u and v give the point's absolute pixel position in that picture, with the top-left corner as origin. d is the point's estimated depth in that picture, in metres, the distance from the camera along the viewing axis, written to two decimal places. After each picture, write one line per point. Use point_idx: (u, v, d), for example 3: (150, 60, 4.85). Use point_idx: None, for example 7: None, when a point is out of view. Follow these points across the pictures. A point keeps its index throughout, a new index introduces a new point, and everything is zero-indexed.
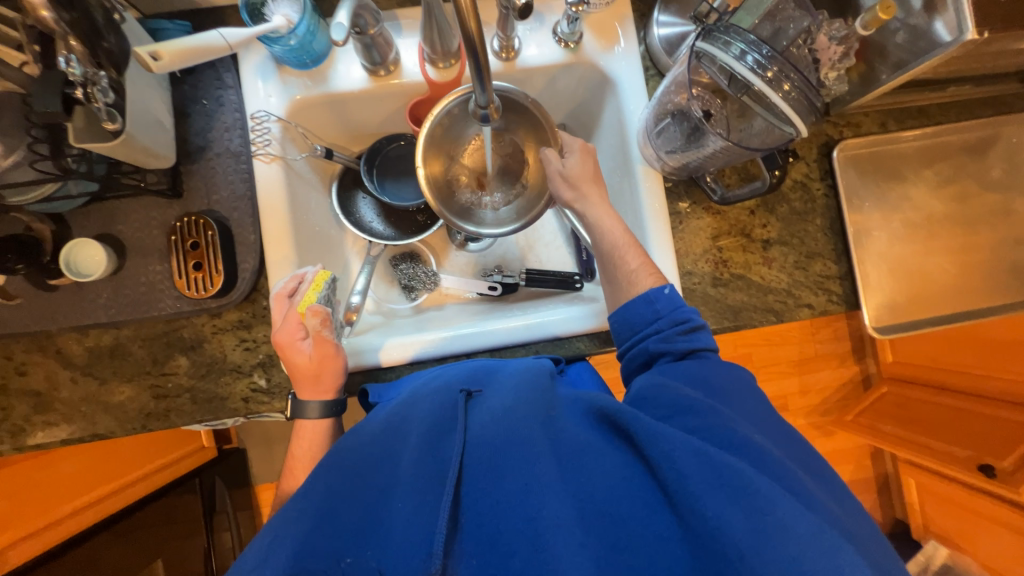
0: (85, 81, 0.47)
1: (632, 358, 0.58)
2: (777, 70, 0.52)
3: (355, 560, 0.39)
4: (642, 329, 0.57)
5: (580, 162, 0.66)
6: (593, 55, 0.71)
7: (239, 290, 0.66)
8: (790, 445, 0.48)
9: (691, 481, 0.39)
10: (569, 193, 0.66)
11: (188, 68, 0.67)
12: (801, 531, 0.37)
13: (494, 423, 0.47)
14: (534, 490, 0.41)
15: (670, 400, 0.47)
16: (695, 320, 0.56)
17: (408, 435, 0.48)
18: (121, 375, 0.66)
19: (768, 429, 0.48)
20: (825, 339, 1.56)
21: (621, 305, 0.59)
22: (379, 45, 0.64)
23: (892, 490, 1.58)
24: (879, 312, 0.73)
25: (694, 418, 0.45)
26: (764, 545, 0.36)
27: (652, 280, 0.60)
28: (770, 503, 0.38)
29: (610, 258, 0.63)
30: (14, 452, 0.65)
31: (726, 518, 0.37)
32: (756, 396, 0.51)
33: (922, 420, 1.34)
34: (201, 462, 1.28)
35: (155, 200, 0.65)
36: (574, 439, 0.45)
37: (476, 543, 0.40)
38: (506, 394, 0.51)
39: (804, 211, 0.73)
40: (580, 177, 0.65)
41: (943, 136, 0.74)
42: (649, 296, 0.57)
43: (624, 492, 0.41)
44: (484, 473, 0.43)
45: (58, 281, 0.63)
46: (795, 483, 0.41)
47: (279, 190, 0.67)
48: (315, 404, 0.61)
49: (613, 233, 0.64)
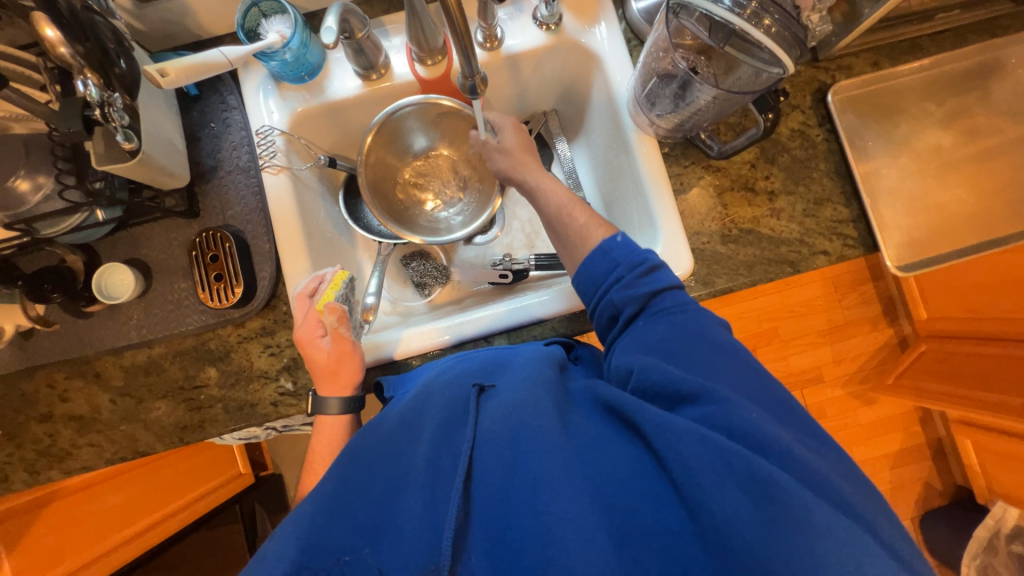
0: (101, 102, 0.50)
1: (599, 317, 0.56)
2: (757, 6, 0.52)
3: (353, 558, 0.39)
4: (604, 281, 0.54)
5: (513, 136, 0.69)
6: (574, 34, 0.73)
7: (259, 298, 0.68)
8: (791, 411, 0.44)
9: (698, 473, 0.37)
10: (506, 163, 0.68)
11: (195, 96, 0.71)
12: (817, 519, 0.35)
13: (504, 417, 0.45)
14: (542, 484, 0.39)
15: (667, 385, 0.44)
16: (651, 259, 0.54)
17: (421, 432, 0.47)
18: (156, 392, 0.69)
19: (764, 400, 0.44)
20: (853, 304, 1.51)
21: (580, 264, 0.57)
22: (368, 48, 0.67)
23: (949, 454, 1.50)
24: (899, 251, 0.70)
25: (696, 407, 0.42)
26: (776, 539, 0.34)
27: (604, 232, 0.59)
28: (786, 492, 0.35)
29: (558, 219, 0.63)
30: (63, 477, 0.68)
31: (734, 511, 0.35)
32: (731, 341, 0.49)
33: (968, 374, 1.27)
34: (240, 488, 1.31)
35: (175, 221, 0.69)
36: (584, 433, 0.43)
37: (484, 539, 0.39)
38: (517, 386, 0.49)
39: (806, 158, 0.72)
40: (515, 148, 0.69)
41: (942, 66, 0.72)
42: (604, 246, 0.55)
43: (634, 485, 0.39)
44: (493, 468, 0.42)
45: (93, 307, 0.67)
46: (801, 466, 0.38)
47: (288, 200, 0.70)
48: (335, 400, 0.62)
49: (549, 202, 0.64)
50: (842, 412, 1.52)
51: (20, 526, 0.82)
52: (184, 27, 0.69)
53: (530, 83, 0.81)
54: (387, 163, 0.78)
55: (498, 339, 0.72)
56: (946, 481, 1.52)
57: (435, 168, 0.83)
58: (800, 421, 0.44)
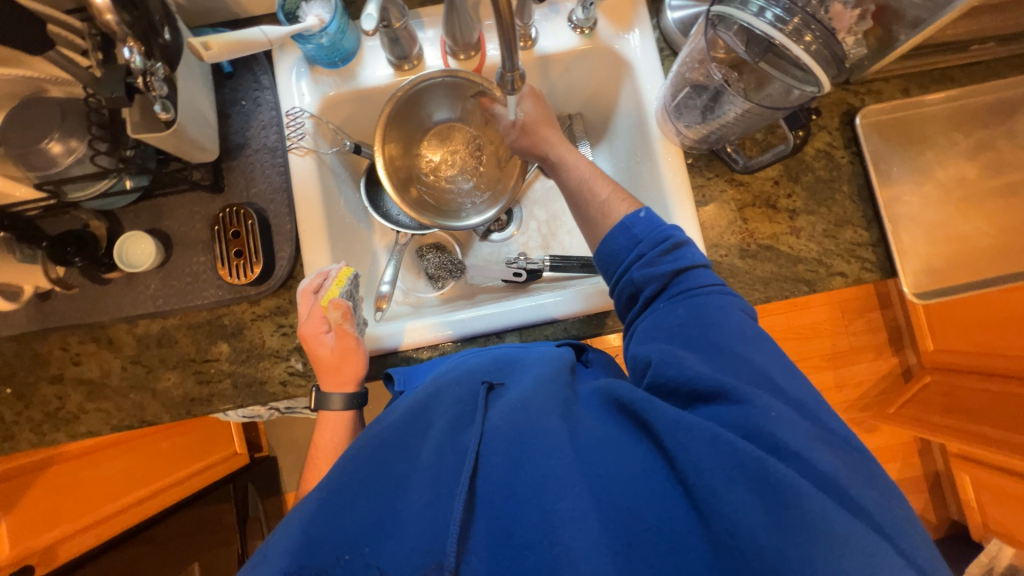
0: (144, 71, 0.51)
1: (619, 295, 0.56)
2: (799, 22, 0.52)
3: (353, 557, 0.38)
4: (624, 258, 0.55)
5: (534, 107, 0.68)
6: (608, 39, 0.74)
7: (277, 277, 0.69)
8: (813, 415, 0.43)
9: (708, 473, 0.37)
10: (529, 142, 0.69)
11: (229, 73, 0.72)
12: (835, 526, 0.35)
13: (511, 414, 0.45)
14: (550, 482, 0.39)
15: (684, 385, 0.44)
16: (675, 236, 0.53)
17: (430, 426, 0.47)
18: (167, 363, 0.69)
19: (790, 398, 0.43)
20: (859, 330, 1.51)
21: (602, 239, 0.57)
22: (404, 38, 0.68)
23: (945, 488, 1.49)
24: (918, 279, 0.70)
25: (710, 407, 0.43)
26: (789, 544, 0.34)
27: (626, 206, 0.59)
28: (800, 496, 0.35)
29: (580, 193, 0.63)
30: (68, 440, 0.69)
31: (746, 513, 0.35)
32: (755, 330, 0.48)
33: (972, 408, 1.26)
34: (235, 468, 1.30)
35: (199, 195, 0.70)
36: (592, 432, 0.43)
37: (488, 538, 0.38)
38: (526, 384, 0.49)
39: (829, 179, 0.72)
40: (535, 123, 0.68)
41: (971, 98, 0.72)
42: (626, 223, 0.55)
43: (643, 485, 0.39)
44: (500, 464, 0.41)
45: (112, 274, 0.67)
46: (817, 470, 0.38)
47: (313, 182, 0.71)
48: (338, 396, 0.62)
49: (571, 179, 0.65)
50: None
51: (18, 487, 0.82)
52: (225, 5, 0.70)
53: (558, 86, 0.82)
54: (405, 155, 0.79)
55: (509, 336, 0.72)
56: (941, 515, 1.51)
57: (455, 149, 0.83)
58: (825, 423, 0.43)
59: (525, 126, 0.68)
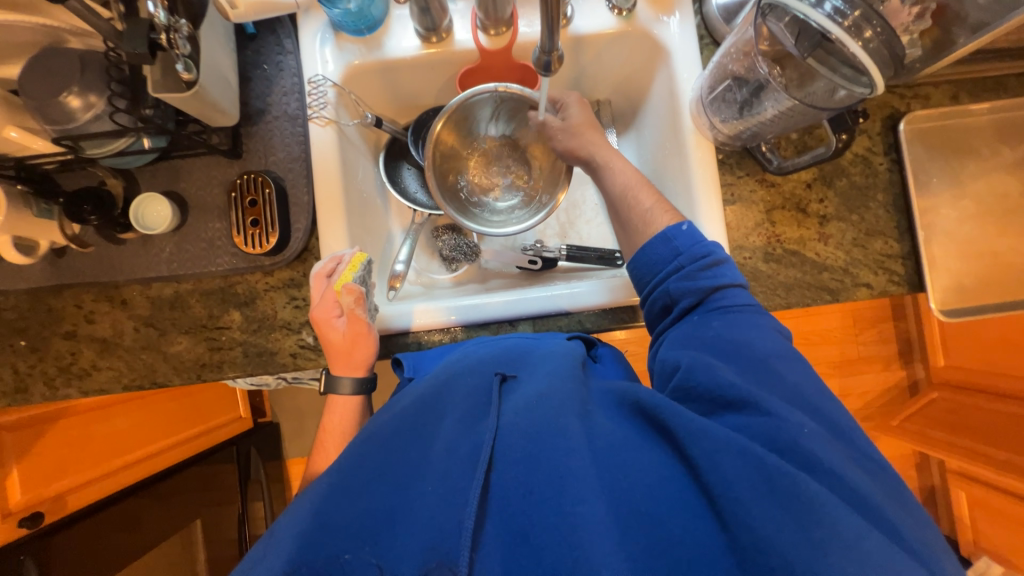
0: (169, 28, 0.49)
1: (651, 306, 0.56)
2: (859, 16, 0.49)
3: (353, 556, 0.37)
4: (661, 270, 0.55)
5: (580, 112, 0.68)
6: (647, 23, 0.70)
7: (292, 249, 0.68)
8: (839, 426, 0.43)
9: (734, 485, 0.36)
10: (572, 141, 0.68)
11: (252, 34, 0.70)
12: (871, 548, 0.33)
13: (528, 410, 0.44)
14: (569, 483, 0.38)
15: (710, 392, 0.44)
16: (716, 253, 0.54)
17: (443, 417, 0.47)
18: (179, 327, 0.69)
19: (816, 413, 0.43)
20: (869, 341, 1.49)
21: (639, 249, 0.57)
22: (435, 9, 0.65)
23: (939, 503, 1.49)
24: (946, 295, 0.67)
25: (737, 416, 0.42)
26: (822, 563, 0.33)
27: (668, 218, 0.59)
28: (832, 515, 0.34)
29: (623, 201, 0.62)
30: (80, 395, 0.69)
31: (773, 527, 0.35)
32: (787, 348, 0.48)
33: (978, 428, 1.24)
34: (235, 433, 1.33)
35: (217, 160, 0.68)
36: (610, 434, 0.42)
37: (503, 535, 0.38)
38: (542, 379, 0.48)
39: (865, 185, 0.70)
40: (580, 125, 0.68)
41: (1022, 110, 0.69)
42: (667, 234, 0.55)
43: (664, 491, 0.39)
44: (517, 460, 0.41)
45: (127, 235, 0.67)
46: (853, 488, 0.37)
47: (332, 154, 0.69)
48: (348, 382, 0.62)
49: (615, 183, 0.64)
50: None
51: (28, 438, 0.84)
52: None
53: (589, 69, 0.79)
54: (452, 150, 0.77)
55: (522, 324, 0.71)
56: None
57: (500, 154, 0.82)
58: (854, 442, 0.42)
59: (569, 126, 0.68)
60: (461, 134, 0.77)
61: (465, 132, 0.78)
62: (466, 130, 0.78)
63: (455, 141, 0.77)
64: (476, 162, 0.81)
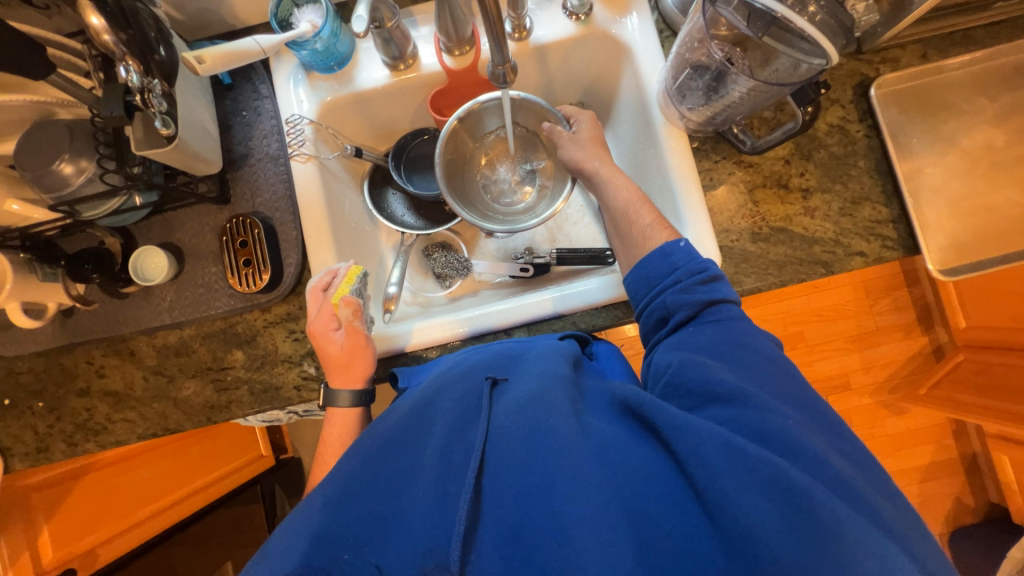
0: (142, 88, 0.52)
1: (648, 318, 0.55)
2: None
3: (353, 556, 0.38)
4: (659, 282, 0.54)
5: (591, 129, 0.70)
6: (605, 24, 0.72)
7: (286, 284, 0.70)
8: (822, 416, 0.43)
9: (719, 476, 0.36)
10: (581, 154, 0.68)
11: (229, 85, 0.73)
12: (846, 531, 0.34)
13: (517, 415, 0.44)
14: (558, 485, 0.39)
15: (697, 382, 0.44)
16: (713, 269, 0.53)
17: (433, 425, 0.46)
18: (186, 372, 0.71)
19: (801, 405, 0.43)
20: (885, 310, 1.45)
21: (637, 262, 0.57)
22: (397, 38, 0.67)
23: (983, 470, 1.43)
24: (943, 255, 0.66)
25: (723, 408, 0.42)
26: (801, 548, 0.33)
27: (668, 234, 0.59)
28: (811, 500, 0.35)
29: (625, 215, 0.62)
30: (98, 449, 0.71)
31: (759, 518, 0.34)
32: (777, 353, 0.48)
33: (1009, 387, 1.20)
34: (259, 471, 1.32)
35: (207, 207, 0.71)
36: (598, 432, 0.42)
37: (497, 539, 0.38)
38: (530, 383, 0.48)
39: (844, 155, 0.69)
40: (590, 140, 0.69)
41: (996, 59, 0.68)
42: (666, 249, 0.54)
43: (652, 487, 0.38)
44: (508, 465, 0.41)
45: (129, 289, 0.69)
46: (835, 473, 0.38)
47: (315, 188, 0.71)
48: (346, 392, 0.62)
49: (617, 197, 0.64)
50: (870, 422, 1.47)
51: (54, 497, 0.87)
52: (220, 17, 0.71)
53: (557, 75, 0.80)
54: (461, 155, 0.79)
55: (517, 332, 0.71)
56: (980, 498, 1.45)
57: (507, 163, 0.82)
58: (836, 430, 0.43)
59: (575, 139, 0.69)
60: (472, 140, 0.80)
61: (476, 136, 0.80)
62: (478, 135, 0.80)
63: (467, 146, 0.79)
64: (489, 168, 0.83)
